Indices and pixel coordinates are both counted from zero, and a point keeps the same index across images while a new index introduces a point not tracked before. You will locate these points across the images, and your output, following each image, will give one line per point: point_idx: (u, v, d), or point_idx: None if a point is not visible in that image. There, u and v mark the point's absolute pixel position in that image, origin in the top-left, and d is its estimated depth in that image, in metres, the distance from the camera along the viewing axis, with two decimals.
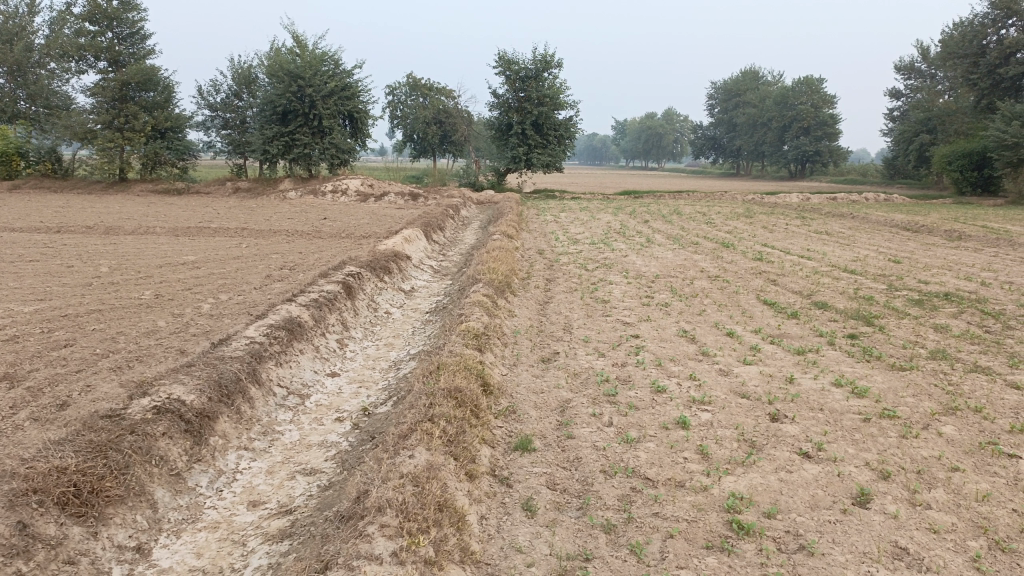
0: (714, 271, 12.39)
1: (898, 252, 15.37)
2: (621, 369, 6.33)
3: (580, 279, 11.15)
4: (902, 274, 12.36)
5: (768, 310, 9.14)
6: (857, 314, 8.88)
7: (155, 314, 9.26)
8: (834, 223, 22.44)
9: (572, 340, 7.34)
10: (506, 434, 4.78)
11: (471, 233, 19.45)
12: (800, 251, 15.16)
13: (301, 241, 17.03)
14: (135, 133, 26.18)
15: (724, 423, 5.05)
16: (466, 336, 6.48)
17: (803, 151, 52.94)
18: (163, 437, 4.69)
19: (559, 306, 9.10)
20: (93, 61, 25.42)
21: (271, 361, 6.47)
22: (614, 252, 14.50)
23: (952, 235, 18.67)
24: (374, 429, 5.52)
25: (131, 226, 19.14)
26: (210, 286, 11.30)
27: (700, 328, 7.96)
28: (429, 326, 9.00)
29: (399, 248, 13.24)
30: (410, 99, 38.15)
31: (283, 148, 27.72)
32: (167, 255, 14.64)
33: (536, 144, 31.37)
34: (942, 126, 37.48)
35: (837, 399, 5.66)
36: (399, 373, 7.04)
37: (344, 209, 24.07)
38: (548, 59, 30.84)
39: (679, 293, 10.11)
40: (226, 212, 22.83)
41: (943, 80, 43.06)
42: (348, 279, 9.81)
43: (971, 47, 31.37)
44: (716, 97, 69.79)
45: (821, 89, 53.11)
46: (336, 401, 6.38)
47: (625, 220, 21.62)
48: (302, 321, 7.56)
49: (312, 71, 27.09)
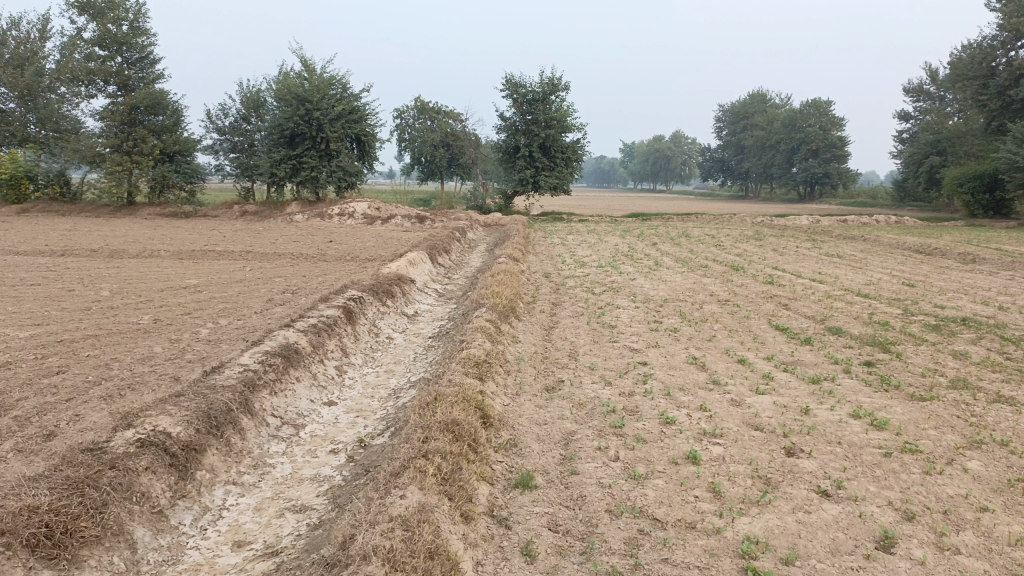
0: (723, 295, 12.14)
1: (911, 276, 15.08)
2: (628, 399, 6.08)
3: (587, 303, 10.92)
4: (917, 298, 12.07)
5: (780, 336, 8.87)
6: (872, 340, 8.61)
7: (152, 340, 9.06)
8: (845, 246, 22.18)
9: (578, 367, 7.09)
10: (506, 470, 4.53)
11: (477, 256, 19.28)
12: (811, 275, 14.89)
13: (306, 265, 16.89)
14: (144, 156, 26.24)
15: (737, 457, 4.79)
16: (467, 364, 6.25)
17: (812, 173, 52.75)
18: (145, 472, 4.47)
19: (564, 331, 8.88)
20: (102, 86, 25.56)
21: (265, 390, 6.25)
22: (621, 275, 14.28)
23: (965, 258, 18.37)
24: (370, 462, 5.28)
25: (137, 249, 19.07)
26: (210, 311, 11.13)
27: (710, 355, 7.70)
28: (432, 352, 8.77)
29: (403, 272, 13.05)
30: (418, 122, 38.29)
31: (291, 171, 27.70)
32: (170, 279, 14.50)
33: (543, 166, 31.29)
34: (952, 148, 37.23)
35: (855, 432, 5.38)
36: (399, 402, 6.81)
37: (350, 231, 23.98)
38: (555, 82, 30.90)
39: (688, 317, 9.87)
40: (232, 235, 22.74)
41: (951, 102, 42.90)
42: (349, 303, 9.60)
43: (979, 69, 31.23)
44: (724, 120, 69.94)
45: (829, 111, 53.05)
46: (332, 431, 6.14)
47: (632, 243, 21.40)
48: (299, 347, 7.35)
49: (319, 95, 27.18)
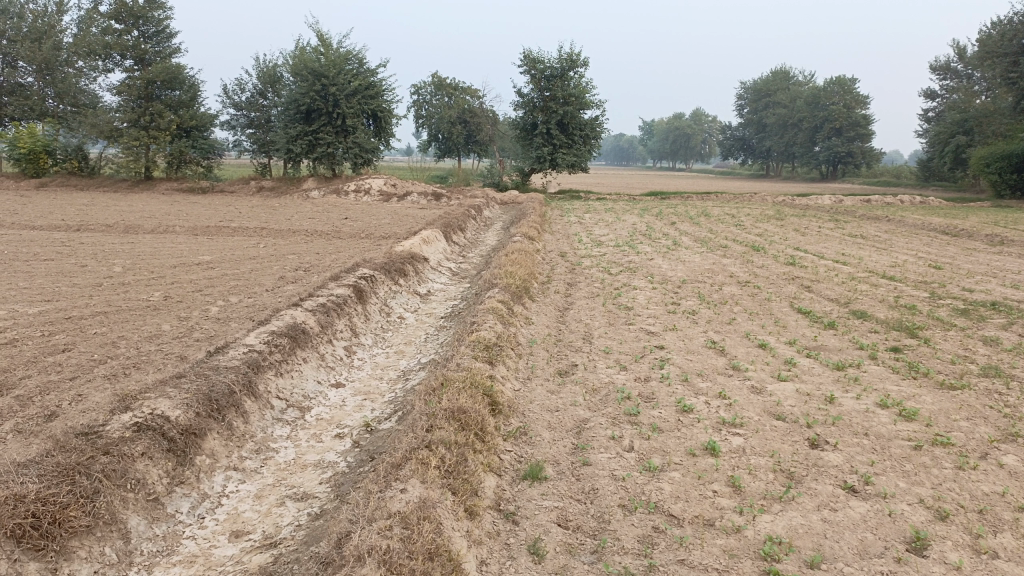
0: (743, 276, 11.82)
1: (938, 258, 14.67)
2: (644, 385, 5.85)
3: (603, 283, 10.67)
4: (944, 281, 11.70)
5: (803, 319, 8.58)
6: (899, 325, 8.30)
7: (160, 318, 8.92)
8: (868, 226, 21.71)
9: (592, 351, 6.86)
10: (515, 460, 4.33)
11: (493, 234, 19.04)
12: (834, 256, 14.52)
13: (320, 241, 16.75)
14: (161, 131, 26.13)
15: (759, 449, 4.56)
16: (477, 348, 6.03)
17: (834, 152, 51.82)
18: (141, 458, 4.33)
19: (579, 312, 8.64)
20: (119, 60, 25.43)
21: (270, 371, 6.09)
22: (639, 255, 14.00)
23: (993, 240, 17.88)
24: (376, 448, 5.10)
25: (151, 224, 19.00)
26: (221, 288, 10.99)
27: (730, 339, 7.44)
28: (443, 333, 8.57)
29: (416, 250, 12.85)
30: (436, 99, 37.95)
31: (307, 147, 27.50)
32: (183, 255, 14.39)
33: (561, 143, 30.87)
34: (979, 127, 36.33)
35: (883, 423, 5.12)
36: (408, 384, 6.63)
37: (366, 208, 23.78)
38: (574, 58, 30.39)
39: (707, 299, 9.60)
40: (248, 211, 22.64)
41: (980, 80, 41.82)
42: (360, 281, 9.41)
43: (1010, 45, 30.33)
44: (746, 98, 68.85)
45: (853, 89, 52.02)
46: (338, 414, 5.96)
47: (650, 222, 21.06)
48: (307, 327, 7.18)
49: (336, 70, 26.88)
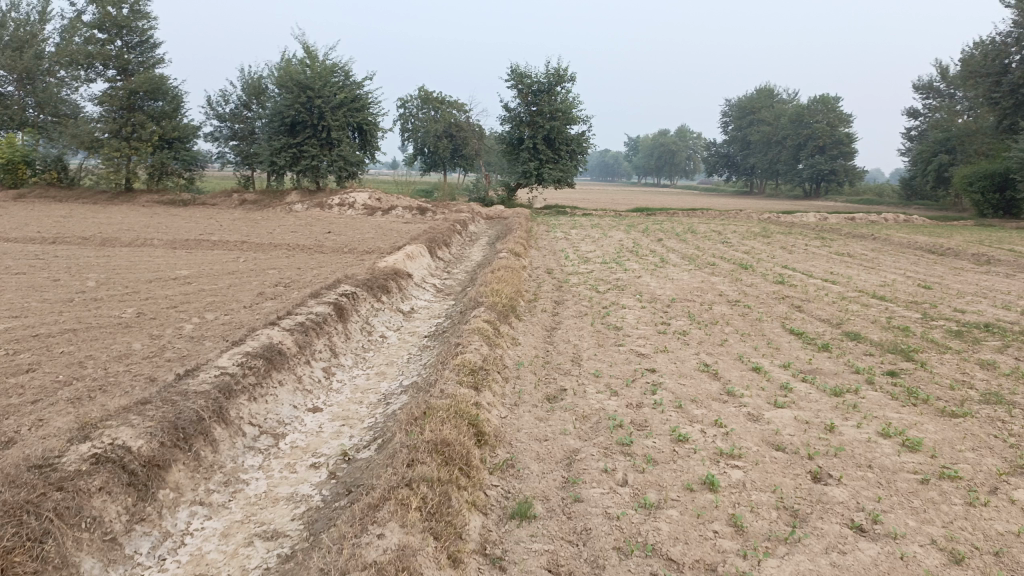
0: (733, 295, 11.61)
1: (926, 277, 14.56)
2: (636, 412, 5.59)
3: (591, 302, 10.43)
4: (935, 301, 11.57)
5: (796, 341, 8.36)
6: (894, 348, 8.11)
7: (131, 336, 8.57)
8: (855, 244, 21.67)
9: (582, 374, 6.60)
10: (502, 496, 4.06)
11: (478, 249, 18.79)
12: (822, 274, 14.39)
13: (302, 256, 16.42)
14: (142, 142, 25.74)
15: (760, 484, 4.32)
16: (462, 372, 5.75)
17: (818, 170, 52.12)
18: (98, 494, 4.01)
19: (567, 332, 8.39)
20: (101, 70, 25.06)
21: (242, 396, 5.78)
22: (627, 272, 13.79)
23: (980, 259, 17.86)
24: (353, 481, 4.80)
25: (130, 237, 18.59)
26: (197, 304, 10.64)
27: (723, 362, 7.21)
28: (427, 353, 8.28)
29: (400, 266, 12.57)
30: (422, 112, 37.82)
31: (291, 160, 27.17)
32: (160, 269, 14.03)
33: (547, 159, 30.73)
34: (961, 146, 36.59)
35: (886, 454, 4.90)
36: (389, 409, 6.33)
37: (350, 222, 23.48)
38: (561, 73, 30.33)
39: (697, 319, 9.39)
40: (229, 224, 22.28)
41: (961, 100, 42.24)
42: (341, 299, 9.10)
43: (993, 66, 30.60)
44: (730, 115, 69.36)
45: (836, 107, 52.44)
46: (314, 442, 5.66)
47: (637, 238, 20.90)
48: (283, 348, 6.87)
49: (321, 82, 26.63)
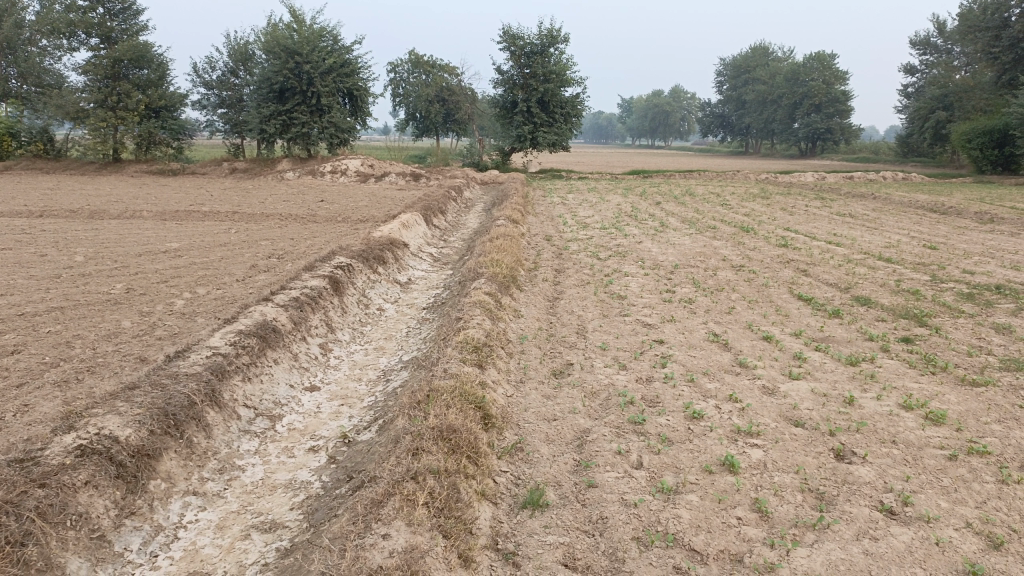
0: (737, 259, 11.36)
1: (931, 237, 14.30)
2: (647, 387, 5.37)
3: (592, 269, 10.19)
4: (942, 262, 11.33)
5: (805, 307, 8.13)
6: (906, 312, 7.88)
7: (120, 313, 8.29)
8: (855, 204, 21.39)
9: (588, 347, 6.37)
10: (512, 483, 3.85)
11: (474, 216, 18.49)
12: (825, 236, 14.11)
13: (295, 226, 16.11)
14: (129, 112, 25.19)
15: (783, 464, 4.11)
16: (465, 349, 5.50)
17: (814, 128, 51.53)
18: (85, 488, 3.78)
19: (570, 303, 8.15)
20: (84, 38, 24.40)
21: (236, 376, 5.54)
22: (627, 238, 13.51)
23: (982, 217, 17.62)
24: (354, 465, 4.58)
25: (118, 210, 18.21)
26: (189, 278, 10.35)
27: (733, 331, 6.99)
28: (426, 326, 8.04)
29: (396, 235, 12.28)
30: (413, 77, 37.16)
31: (281, 127, 26.61)
32: (149, 242, 13.71)
33: (541, 122, 30.21)
34: (960, 103, 36.05)
35: (910, 429, 4.70)
36: (389, 387, 6.10)
37: (342, 190, 23.09)
38: (554, 33, 29.67)
39: (702, 286, 9.15)
40: (219, 194, 21.88)
41: (960, 55, 41.55)
42: (336, 272, 8.82)
43: (993, 20, 29.98)
44: (724, 74, 68.49)
45: (833, 65, 51.66)
46: (312, 424, 5.43)
47: (635, 202, 20.58)
48: (277, 325, 6.61)
49: (309, 47, 25.99)
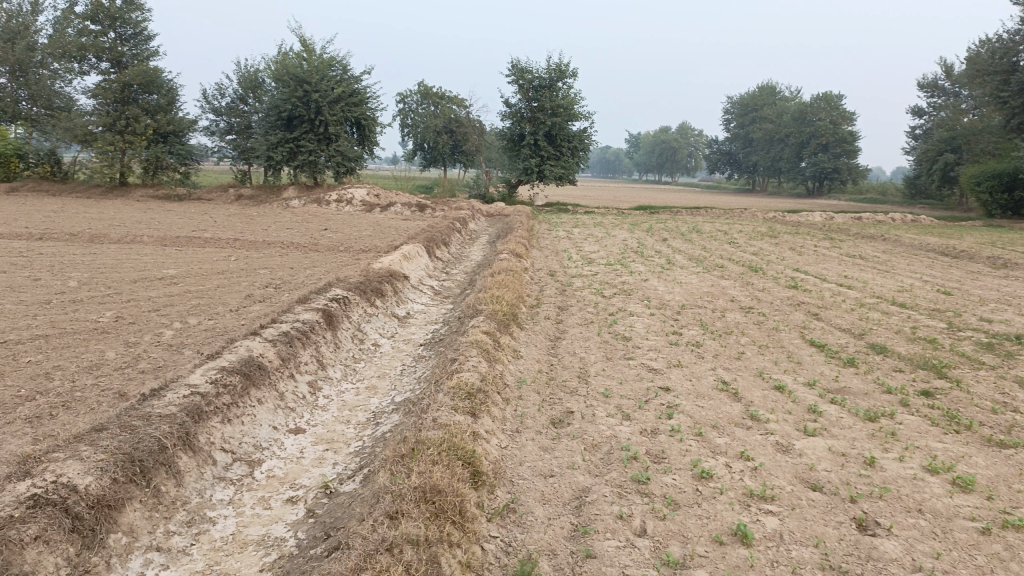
0: (746, 301, 11.04)
1: (944, 282, 13.97)
2: (652, 441, 5.02)
3: (596, 308, 9.88)
4: (958, 309, 10.99)
5: (818, 355, 7.78)
6: (924, 363, 7.53)
7: (105, 344, 7.96)
8: (864, 246, 21.11)
9: (589, 393, 6.03)
10: (502, 551, 3.49)
11: (478, 249, 18.25)
12: (835, 278, 13.79)
13: (295, 254, 15.88)
14: (137, 136, 25.14)
15: (801, 536, 3.75)
16: (458, 395, 5.17)
17: (821, 168, 51.50)
18: (33, 544, 3.44)
19: (573, 344, 7.82)
20: (96, 62, 24.46)
21: (214, 419, 5.23)
22: (633, 275, 13.20)
23: (995, 262, 17.30)
24: (333, 521, 4.23)
25: (118, 234, 17.99)
26: (180, 307, 10.04)
27: (743, 379, 6.64)
28: (421, 365, 7.71)
29: (395, 267, 12.00)
30: (422, 108, 37.33)
31: (288, 155, 26.55)
32: (146, 268, 13.45)
33: (548, 155, 30.14)
34: (968, 145, 35.91)
35: (936, 496, 4.33)
36: (378, 431, 5.75)
37: (347, 219, 22.93)
38: (563, 68, 29.74)
39: (710, 328, 8.83)
40: (223, 220, 21.72)
41: (968, 98, 41.51)
42: (331, 305, 8.52)
43: (1001, 64, 29.95)
44: (732, 112, 68.81)
45: (840, 105, 51.79)
46: (293, 471, 5.08)
47: (641, 238, 20.33)
48: (263, 361, 6.29)
49: (319, 76, 26.04)
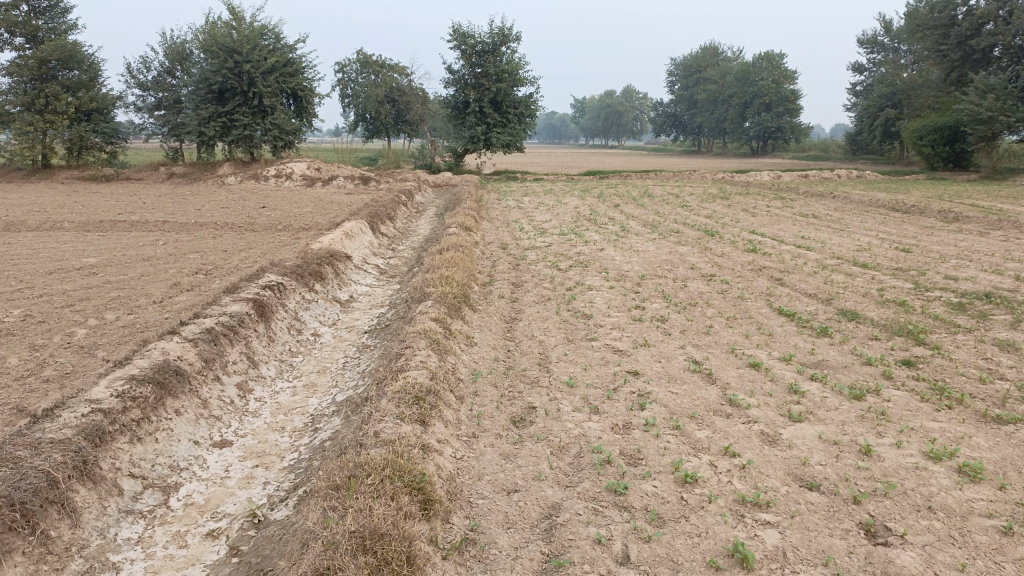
0: (706, 268, 10.58)
1: (901, 239, 13.73)
2: (626, 438, 4.45)
3: (553, 283, 9.29)
4: (922, 267, 10.70)
5: (789, 324, 7.32)
6: (899, 328, 7.13)
7: (6, 349, 7.03)
8: (816, 204, 20.95)
9: (552, 383, 5.44)
10: None
11: (425, 222, 17.49)
12: (793, 240, 13.45)
13: (230, 236, 14.91)
14: (57, 115, 23.42)
15: (807, 553, 3.24)
16: (403, 400, 4.52)
17: (764, 127, 51.67)
18: None
19: (530, 325, 7.22)
20: (8, 37, 22.68)
21: (120, 441, 4.50)
22: (588, 245, 12.65)
23: (947, 216, 17.23)
24: (260, 563, 3.58)
25: (37, 221, 16.68)
26: (98, 301, 9.12)
27: (716, 357, 6.14)
28: (366, 356, 7.03)
29: (337, 246, 11.20)
30: (362, 77, 36.03)
31: (221, 130, 25.19)
32: (63, 258, 12.37)
33: (494, 122, 29.30)
34: (908, 100, 36.12)
35: (945, 489, 3.86)
36: (316, 439, 5.08)
37: (287, 195, 21.85)
38: (506, 32, 28.78)
39: (673, 300, 8.33)
40: (153, 201, 20.45)
41: (906, 53, 41.69)
42: (263, 293, 7.76)
43: (940, 17, 29.95)
44: (676, 74, 68.54)
45: (782, 64, 51.83)
46: (217, 495, 4.41)
47: (593, 205, 19.78)
48: (182, 365, 5.55)
49: (250, 45, 24.61)
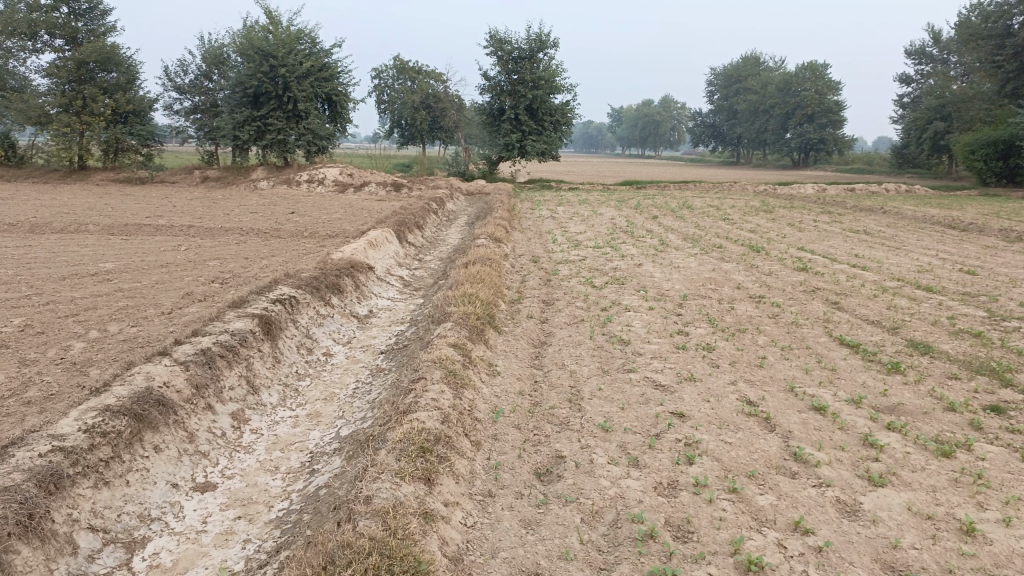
0: (754, 288, 9.77)
1: (963, 259, 12.72)
2: (672, 503, 3.70)
3: (587, 302, 8.56)
4: (992, 293, 9.75)
5: (854, 358, 6.48)
6: (981, 366, 6.26)
7: None
8: (864, 219, 19.91)
9: (584, 426, 4.71)
10: None
11: (455, 232, 16.86)
12: (846, 258, 12.52)
13: (254, 242, 14.41)
14: (95, 117, 23.28)
15: None
16: (406, 453, 3.85)
17: (807, 139, 50.27)
18: None
19: (561, 352, 6.50)
20: (48, 39, 22.67)
21: (81, 486, 3.88)
22: (625, 259, 11.89)
23: (1009, 235, 16.12)
24: None
25: (64, 223, 16.39)
26: (103, 311, 8.60)
27: (774, 397, 5.35)
28: (379, 381, 6.37)
29: (358, 256, 10.60)
30: (398, 83, 35.70)
31: (255, 134, 24.86)
32: (80, 263, 11.94)
33: (530, 130, 28.63)
34: (958, 113, 34.59)
35: None
36: (310, 485, 4.42)
37: (317, 201, 21.43)
38: (544, 38, 28.20)
39: (721, 325, 7.55)
40: (182, 204, 20.14)
41: (956, 65, 40.14)
42: (271, 308, 7.15)
43: (994, 27, 28.72)
44: (716, 84, 67.33)
45: (825, 75, 50.39)
46: (188, 556, 3.76)
47: (630, 216, 19.01)
48: (167, 393, 4.93)
49: (286, 50, 24.31)
